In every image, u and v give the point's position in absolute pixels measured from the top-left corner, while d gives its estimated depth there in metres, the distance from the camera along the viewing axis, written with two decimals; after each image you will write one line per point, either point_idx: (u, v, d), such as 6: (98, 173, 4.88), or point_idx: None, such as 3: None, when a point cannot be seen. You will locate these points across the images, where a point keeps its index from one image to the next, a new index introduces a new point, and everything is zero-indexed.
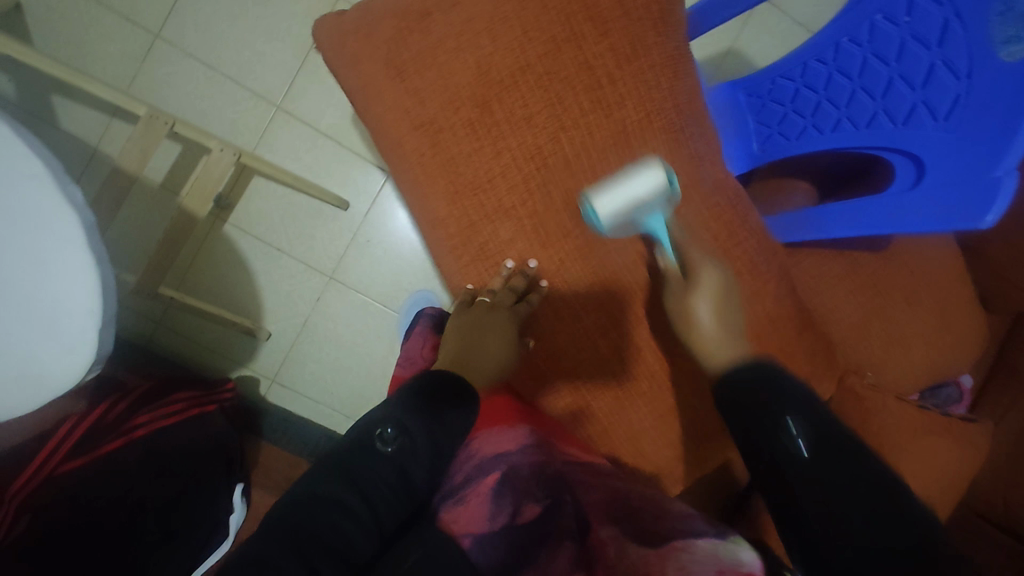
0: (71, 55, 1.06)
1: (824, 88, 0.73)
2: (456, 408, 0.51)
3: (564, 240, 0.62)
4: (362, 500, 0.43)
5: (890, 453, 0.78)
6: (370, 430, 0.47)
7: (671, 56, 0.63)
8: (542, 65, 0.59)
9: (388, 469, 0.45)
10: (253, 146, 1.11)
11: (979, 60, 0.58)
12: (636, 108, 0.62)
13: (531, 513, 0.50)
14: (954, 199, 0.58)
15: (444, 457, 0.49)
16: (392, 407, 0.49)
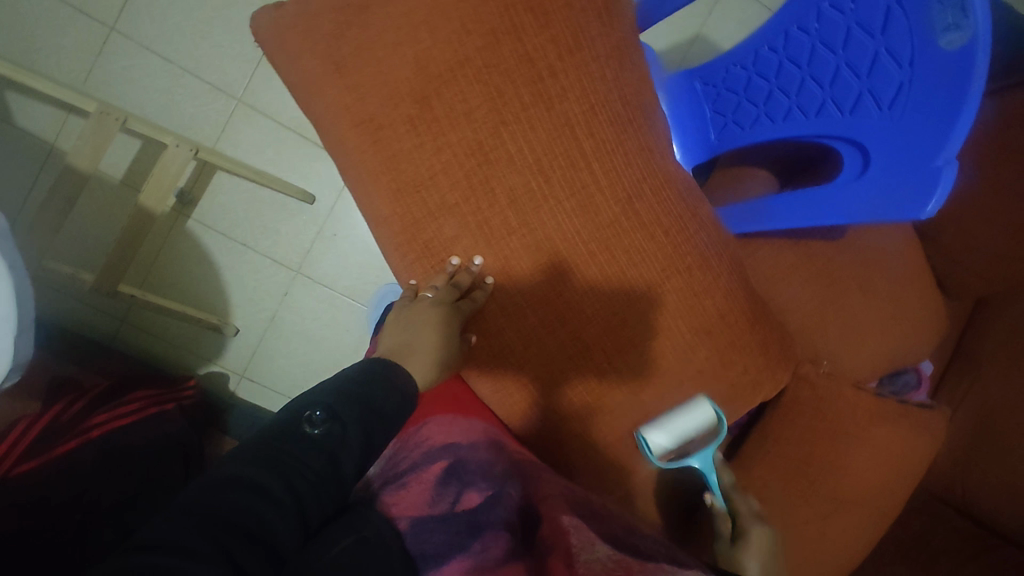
0: (22, 50, 1.04)
1: (775, 76, 0.72)
2: (389, 397, 0.52)
3: (509, 237, 0.61)
4: (287, 482, 0.43)
5: (846, 441, 0.79)
6: (300, 414, 0.47)
7: (614, 48, 0.62)
8: (481, 58, 0.58)
9: (315, 454, 0.45)
10: (213, 141, 1.09)
11: (919, 47, 0.57)
12: (579, 101, 0.61)
13: (472, 500, 0.52)
14: (898, 190, 0.59)
15: (374, 446, 0.50)
16: (324, 394, 0.50)
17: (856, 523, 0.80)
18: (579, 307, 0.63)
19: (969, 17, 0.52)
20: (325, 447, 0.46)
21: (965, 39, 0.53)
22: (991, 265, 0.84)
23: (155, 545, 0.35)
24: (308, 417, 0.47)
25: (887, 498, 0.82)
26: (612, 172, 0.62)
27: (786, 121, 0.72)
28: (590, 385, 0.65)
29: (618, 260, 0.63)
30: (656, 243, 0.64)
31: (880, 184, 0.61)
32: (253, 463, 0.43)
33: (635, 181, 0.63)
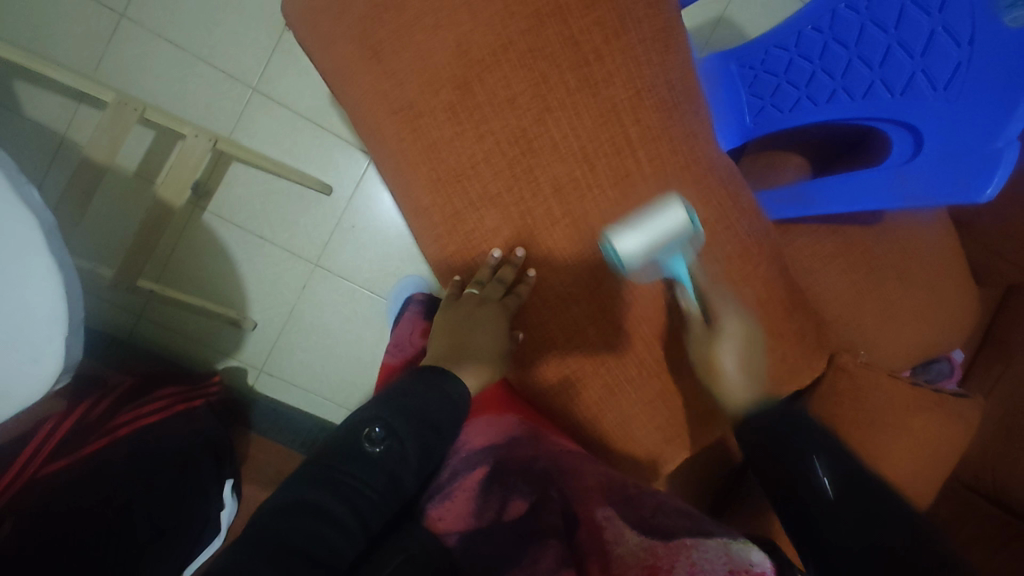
0: (32, 38, 1.01)
1: (819, 57, 0.69)
2: (444, 405, 0.52)
3: (551, 227, 0.60)
4: (351, 505, 0.43)
5: (884, 431, 0.78)
6: (358, 430, 0.47)
7: (659, 29, 0.60)
8: (524, 41, 0.56)
9: (377, 473, 0.45)
10: (228, 131, 1.06)
11: (980, 31, 0.58)
12: (625, 85, 0.59)
13: (518, 508, 0.51)
14: (954, 171, 0.58)
15: (430, 459, 0.50)
16: (380, 406, 0.49)
17: None
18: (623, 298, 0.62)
19: None
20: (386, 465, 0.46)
21: None
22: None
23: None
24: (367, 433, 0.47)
25: (922, 487, 0.82)
26: (658, 158, 0.60)
27: (831, 104, 0.68)
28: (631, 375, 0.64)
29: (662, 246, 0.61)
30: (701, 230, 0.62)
31: (935, 166, 0.59)
32: (318, 486, 0.43)
33: (681, 167, 0.62)
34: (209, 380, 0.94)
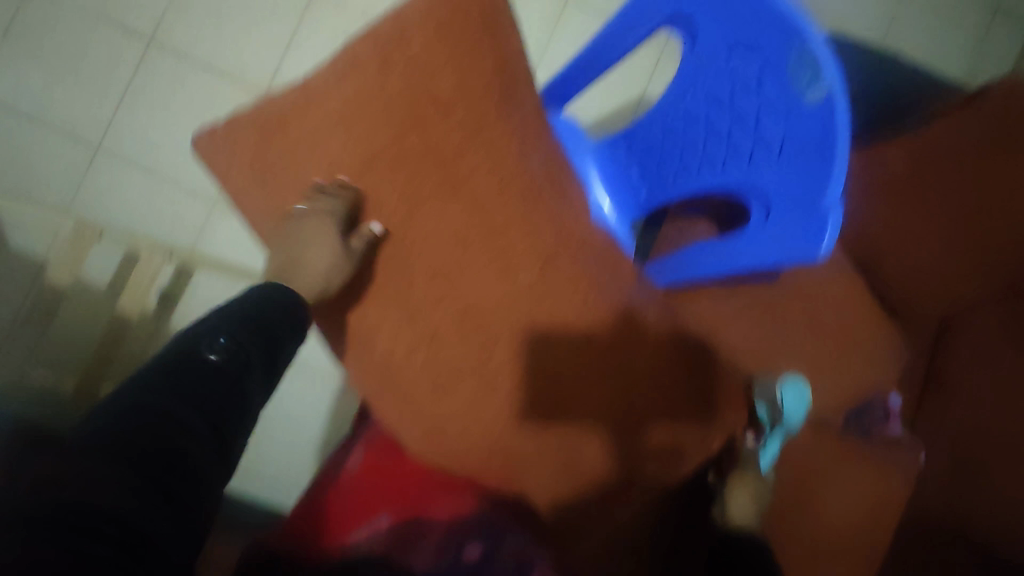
0: (21, 176, 1.15)
1: (683, 137, 0.76)
2: (281, 311, 0.55)
3: (435, 308, 0.66)
4: (192, 406, 0.43)
5: (808, 483, 0.79)
6: (196, 339, 0.48)
7: (519, 124, 0.67)
8: (392, 151, 0.64)
9: (225, 377, 0.46)
10: (191, 241, 1.18)
11: (791, 102, 0.59)
12: (489, 179, 0.65)
13: (475, 551, 0.60)
14: (796, 235, 0.60)
15: (274, 362, 0.52)
16: (227, 322, 0.50)
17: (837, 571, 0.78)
18: (544, 360, 0.67)
19: (825, 72, 0.54)
20: (230, 368, 0.47)
21: (821, 95, 0.55)
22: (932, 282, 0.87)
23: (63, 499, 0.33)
24: (210, 341, 0.48)
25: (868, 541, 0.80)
26: (527, 239, 0.66)
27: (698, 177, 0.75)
28: (547, 445, 0.68)
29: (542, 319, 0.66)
30: (580, 301, 0.67)
31: (781, 229, 0.62)
32: (153, 389, 0.42)
33: (553, 244, 0.67)
34: None
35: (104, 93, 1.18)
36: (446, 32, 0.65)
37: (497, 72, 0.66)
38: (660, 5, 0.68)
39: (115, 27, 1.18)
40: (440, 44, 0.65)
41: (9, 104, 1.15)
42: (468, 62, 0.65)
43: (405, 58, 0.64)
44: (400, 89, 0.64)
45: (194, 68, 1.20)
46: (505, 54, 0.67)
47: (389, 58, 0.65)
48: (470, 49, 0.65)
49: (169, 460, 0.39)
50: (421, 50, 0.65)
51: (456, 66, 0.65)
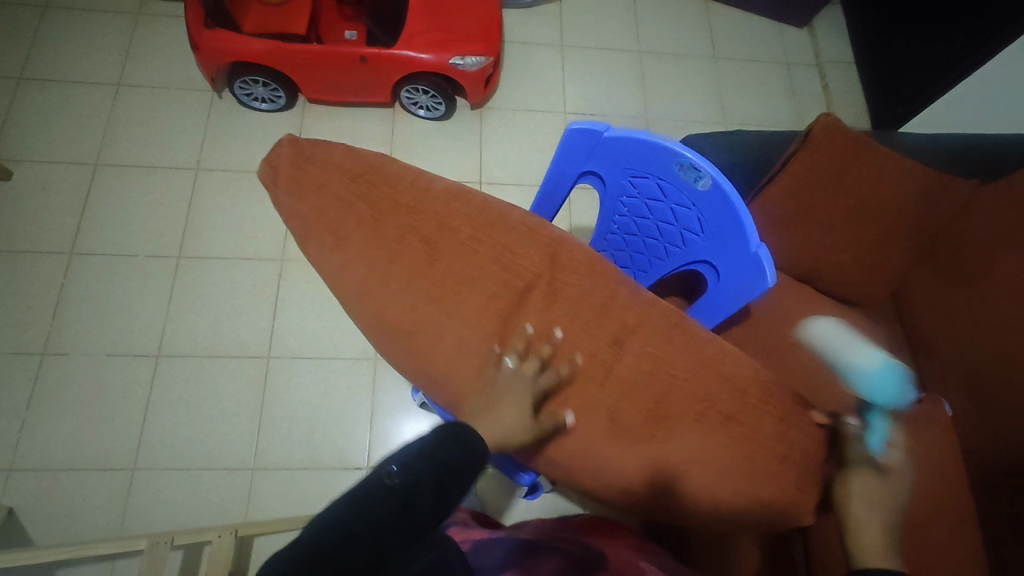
0: (66, 527, 1.20)
1: (626, 246, 0.94)
2: (467, 457, 0.62)
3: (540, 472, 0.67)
4: (383, 522, 0.56)
5: None
6: (383, 468, 0.60)
7: (577, 272, 0.70)
8: (407, 330, 0.69)
9: (393, 498, 0.58)
10: (242, 515, 1.24)
11: (692, 194, 0.79)
12: (582, 336, 0.67)
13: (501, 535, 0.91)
14: (746, 276, 0.78)
15: (443, 499, 0.61)
16: (401, 451, 0.62)
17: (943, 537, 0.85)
18: (633, 418, 0.64)
19: (703, 169, 0.75)
20: (405, 489, 0.58)
21: (710, 183, 0.76)
22: (868, 271, 1.05)
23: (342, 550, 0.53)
24: (388, 472, 0.60)
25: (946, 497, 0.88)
26: (626, 395, 0.65)
27: (654, 267, 0.93)
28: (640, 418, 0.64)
29: (616, 457, 0.65)
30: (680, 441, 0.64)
31: (733, 278, 0.81)
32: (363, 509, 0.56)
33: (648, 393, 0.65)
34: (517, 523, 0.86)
35: (126, 418, 1.29)
36: (433, 212, 0.69)
37: (539, 240, 0.71)
38: (563, 170, 0.86)
39: (124, 359, 1.33)
40: (448, 228, 0.69)
41: (42, 464, 1.24)
42: (510, 238, 0.70)
43: (439, 259, 0.67)
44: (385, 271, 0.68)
45: (201, 362, 1.35)
46: (525, 221, 0.73)
47: (423, 264, 0.68)
48: (509, 224, 0.71)
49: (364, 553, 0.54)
50: (458, 233, 0.69)
51: (499, 243, 0.69)
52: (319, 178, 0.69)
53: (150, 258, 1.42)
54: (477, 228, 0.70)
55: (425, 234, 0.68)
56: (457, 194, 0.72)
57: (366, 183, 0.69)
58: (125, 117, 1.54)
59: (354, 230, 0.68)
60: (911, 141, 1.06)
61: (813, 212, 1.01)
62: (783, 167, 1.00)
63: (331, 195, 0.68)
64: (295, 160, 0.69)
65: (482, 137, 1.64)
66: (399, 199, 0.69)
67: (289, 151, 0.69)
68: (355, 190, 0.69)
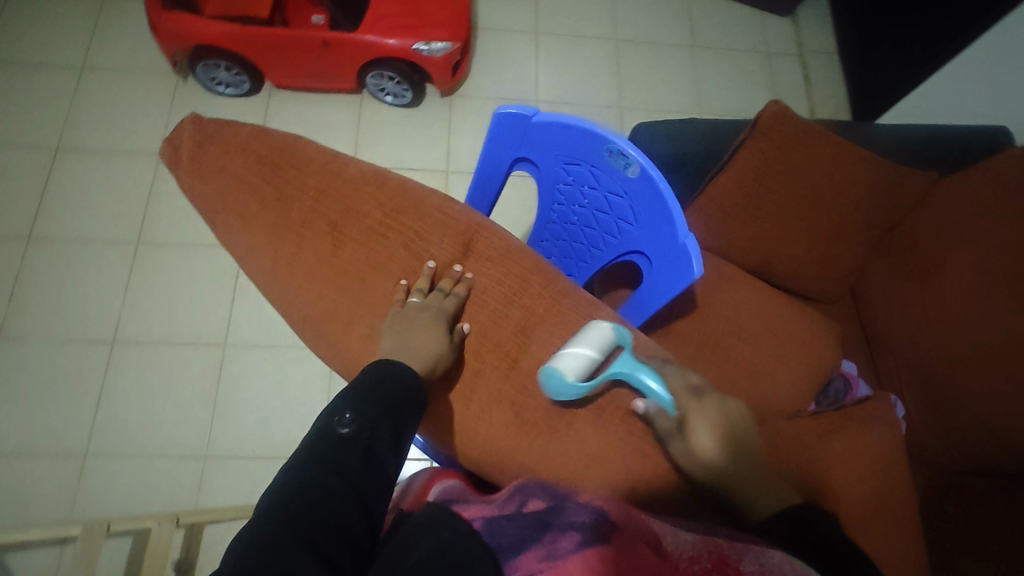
0: (15, 512, 1.19)
1: (566, 235, 0.92)
2: (411, 389, 0.60)
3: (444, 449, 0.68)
4: (348, 473, 0.53)
5: (825, 463, 0.82)
6: (332, 419, 0.56)
7: (491, 258, 0.69)
8: (318, 318, 0.68)
9: (356, 447, 0.54)
10: (193, 504, 1.23)
11: (623, 181, 0.77)
12: (492, 328, 0.67)
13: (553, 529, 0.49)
14: (675, 267, 0.76)
15: (403, 435, 0.58)
16: (348, 397, 0.58)
17: (892, 538, 0.81)
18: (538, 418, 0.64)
19: (631, 155, 0.73)
20: (361, 438, 0.55)
21: (638, 169, 0.73)
22: (822, 264, 1.02)
23: (309, 508, 0.49)
24: (337, 422, 0.56)
25: (896, 496, 0.85)
26: (531, 389, 0.65)
27: (594, 257, 0.91)
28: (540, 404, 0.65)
29: (525, 451, 0.64)
30: (587, 432, 0.64)
31: (664, 269, 0.78)
32: (318, 467, 0.52)
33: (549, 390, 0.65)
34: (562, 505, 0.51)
35: (80, 404, 1.29)
36: (340, 198, 0.68)
37: (455, 226, 0.70)
38: (497, 155, 0.83)
39: (79, 345, 1.33)
40: (357, 212, 0.68)
41: None
42: (422, 224, 0.69)
43: (343, 247, 0.67)
44: (292, 254, 0.68)
45: (156, 350, 1.34)
46: (442, 206, 0.71)
47: (328, 252, 0.67)
48: (425, 209, 0.70)
49: (333, 512, 0.49)
50: (367, 218, 0.68)
51: (410, 227, 0.68)
52: (223, 158, 0.70)
53: (109, 244, 1.41)
54: (389, 213, 0.69)
55: (333, 220, 0.68)
56: (371, 175, 0.71)
57: (272, 165, 0.69)
58: (88, 101, 1.53)
59: (259, 213, 0.68)
60: (869, 133, 1.04)
61: (765, 203, 0.98)
62: (732, 157, 0.98)
63: (232, 173, 0.70)
64: (196, 139, 0.72)
65: (449, 125, 1.61)
66: (307, 181, 0.69)
67: (190, 131, 0.72)
68: (261, 172, 0.69)
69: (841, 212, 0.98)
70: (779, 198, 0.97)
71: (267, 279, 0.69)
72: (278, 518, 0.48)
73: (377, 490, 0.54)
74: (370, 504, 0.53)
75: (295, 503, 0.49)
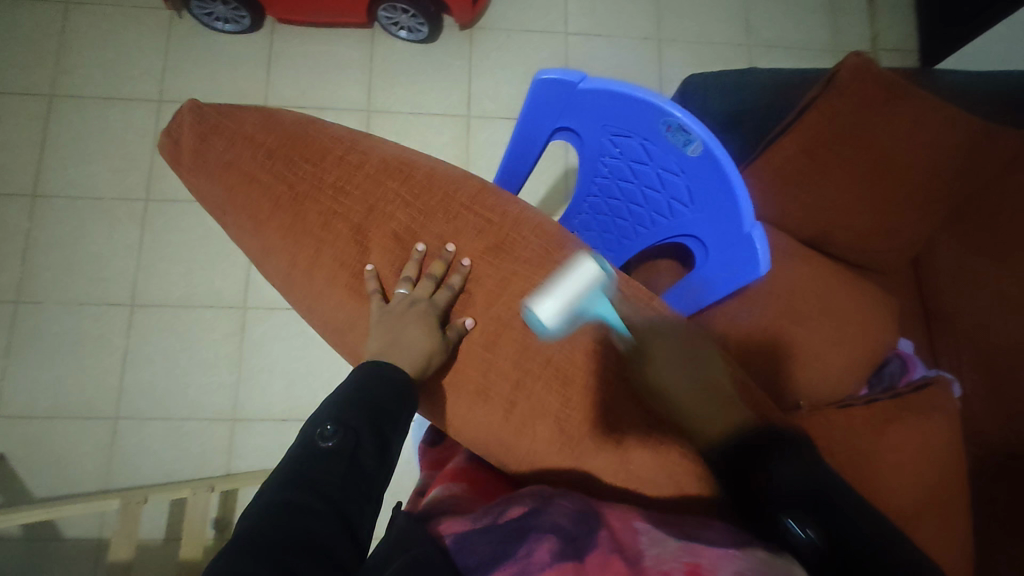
0: (56, 472, 1.23)
1: (609, 210, 0.83)
2: (395, 396, 0.59)
3: (478, 443, 0.70)
4: (328, 488, 0.50)
5: (882, 459, 0.78)
6: (311, 433, 0.54)
7: (528, 260, 0.69)
8: (340, 326, 0.70)
9: (338, 459, 0.52)
10: (226, 467, 1.25)
11: (680, 159, 0.67)
12: (530, 336, 0.68)
13: (537, 543, 0.48)
14: (736, 257, 0.69)
15: (388, 446, 0.56)
16: (329, 409, 0.56)
17: (948, 531, 0.79)
18: (575, 420, 0.67)
19: (694, 132, 0.63)
20: (344, 450, 0.53)
21: (700, 148, 0.64)
22: (890, 235, 0.92)
23: (286, 526, 0.46)
24: (318, 435, 0.54)
25: (953, 487, 0.82)
26: (575, 402, 0.67)
27: (639, 236, 0.83)
28: (568, 403, 0.67)
29: (561, 455, 0.66)
30: (643, 447, 0.65)
31: (722, 258, 0.71)
32: (297, 482, 0.50)
33: (594, 403, 0.67)
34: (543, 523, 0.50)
35: (106, 367, 1.28)
36: (362, 197, 0.69)
37: (487, 226, 0.71)
38: (534, 124, 0.74)
39: (97, 308, 1.30)
40: (381, 213, 0.69)
41: (28, 411, 1.25)
42: (450, 227, 0.70)
43: (369, 254, 0.69)
44: (324, 254, 0.69)
45: (176, 312, 1.31)
46: (474, 201, 0.72)
47: (354, 256, 0.69)
48: (454, 208, 0.71)
49: (314, 530, 0.46)
50: (393, 220, 0.69)
51: (435, 233, 0.70)
52: (230, 154, 0.70)
53: (117, 201, 1.34)
54: (416, 216, 0.70)
55: (355, 222, 0.69)
56: (395, 169, 0.72)
57: (283, 159, 0.70)
58: (77, 41, 1.40)
59: (273, 214, 0.69)
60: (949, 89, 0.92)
61: (830, 170, 0.88)
62: (799, 116, 0.88)
63: (242, 171, 0.70)
64: (200, 132, 0.71)
65: (470, 64, 1.47)
66: (325, 179, 0.70)
67: (189, 122, 0.72)
68: (273, 169, 0.70)
69: (917, 178, 0.88)
70: (848, 163, 0.87)
71: (296, 275, 0.70)
72: (252, 541, 0.44)
73: (361, 504, 0.51)
74: (354, 519, 0.50)
75: (268, 521, 0.46)
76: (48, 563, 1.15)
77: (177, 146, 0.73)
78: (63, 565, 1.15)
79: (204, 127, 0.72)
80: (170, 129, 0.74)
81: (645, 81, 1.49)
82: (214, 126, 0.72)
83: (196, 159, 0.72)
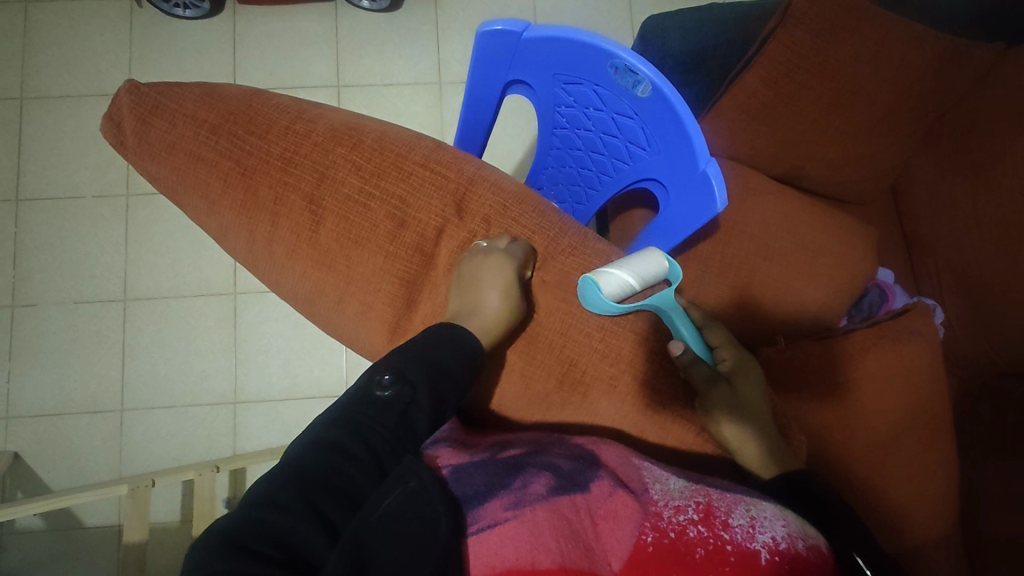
0: (70, 466, 1.27)
1: (572, 162, 0.83)
2: (456, 353, 0.62)
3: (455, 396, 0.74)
4: (377, 438, 0.53)
5: (863, 389, 0.78)
6: (373, 378, 0.58)
7: (487, 216, 0.71)
8: (309, 296, 0.72)
9: (389, 411, 0.56)
10: (232, 448, 1.29)
11: (632, 101, 0.67)
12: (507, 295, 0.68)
13: (537, 478, 0.55)
14: (695, 197, 0.69)
15: (441, 402, 0.59)
16: (390, 360, 0.59)
17: (926, 455, 0.80)
18: (542, 366, 0.71)
19: (640, 73, 0.62)
20: (397, 402, 0.56)
21: (649, 88, 0.63)
22: (860, 164, 0.91)
23: (324, 466, 0.50)
24: (380, 382, 0.57)
25: (936, 411, 0.81)
26: (540, 356, 0.71)
27: (604, 184, 0.83)
28: (532, 352, 0.71)
29: (531, 399, 0.71)
30: (603, 385, 0.70)
31: (683, 199, 0.71)
32: (348, 425, 0.53)
33: (559, 359, 0.71)
34: (548, 464, 0.58)
35: (105, 362, 1.31)
36: (312, 165, 0.70)
37: (444, 182, 0.71)
38: (485, 79, 0.73)
39: (92, 305, 1.32)
40: (334, 182, 0.70)
41: (36, 410, 1.29)
42: (406, 185, 0.70)
43: (324, 222, 0.69)
44: (282, 228, 0.70)
45: (168, 303, 1.33)
46: (429, 159, 0.72)
47: (308, 227, 0.70)
48: (407, 166, 0.71)
49: (350, 477, 0.50)
50: (345, 185, 0.69)
51: (393, 194, 0.70)
52: (175, 135, 0.71)
53: (98, 198, 1.35)
54: (369, 179, 0.70)
55: (307, 192, 0.69)
56: (345, 135, 0.72)
57: (228, 135, 0.70)
58: (41, 40, 1.39)
59: (223, 191, 0.70)
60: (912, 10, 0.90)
61: (795, 102, 0.86)
62: (760, 50, 0.86)
63: (191, 151, 0.70)
64: (144, 115, 0.72)
65: (437, 29, 1.44)
66: (273, 152, 0.70)
67: (128, 104, 0.72)
68: (219, 146, 0.70)
69: (886, 103, 0.85)
70: (811, 90, 0.85)
71: (259, 249, 0.71)
72: (292, 473, 0.49)
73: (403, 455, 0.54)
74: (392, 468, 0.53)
75: (310, 461, 0.50)
76: (71, 549, 1.20)
77: (119, 129, 0.73)
78: (86, 551, 1.20)
79: (147, 110, 0.72)
80: (114, 113, 0.74)
81: (618, 29, 1.46)
82: (153, 108, 0.72)
83: (141, 143, 0.72)
